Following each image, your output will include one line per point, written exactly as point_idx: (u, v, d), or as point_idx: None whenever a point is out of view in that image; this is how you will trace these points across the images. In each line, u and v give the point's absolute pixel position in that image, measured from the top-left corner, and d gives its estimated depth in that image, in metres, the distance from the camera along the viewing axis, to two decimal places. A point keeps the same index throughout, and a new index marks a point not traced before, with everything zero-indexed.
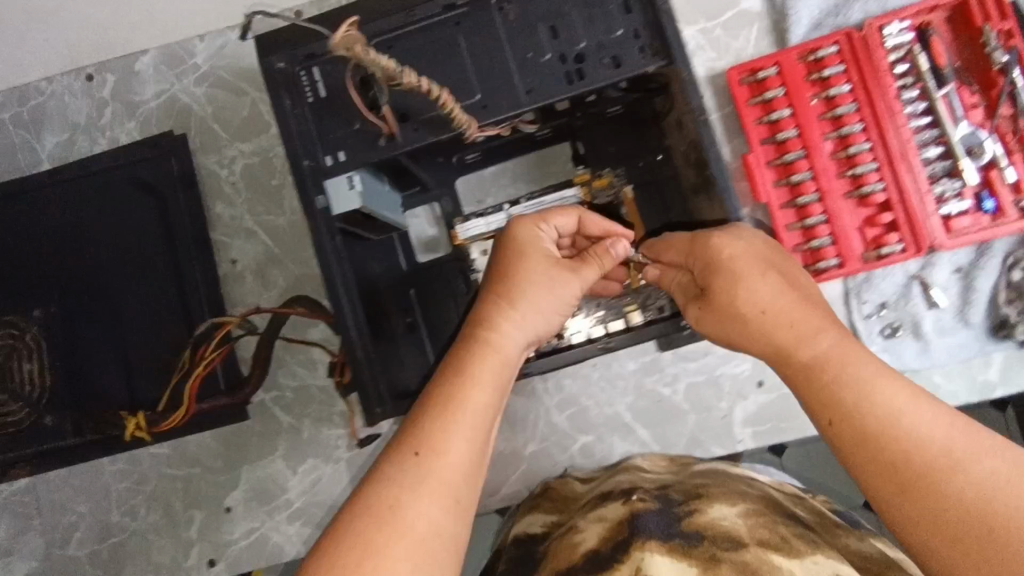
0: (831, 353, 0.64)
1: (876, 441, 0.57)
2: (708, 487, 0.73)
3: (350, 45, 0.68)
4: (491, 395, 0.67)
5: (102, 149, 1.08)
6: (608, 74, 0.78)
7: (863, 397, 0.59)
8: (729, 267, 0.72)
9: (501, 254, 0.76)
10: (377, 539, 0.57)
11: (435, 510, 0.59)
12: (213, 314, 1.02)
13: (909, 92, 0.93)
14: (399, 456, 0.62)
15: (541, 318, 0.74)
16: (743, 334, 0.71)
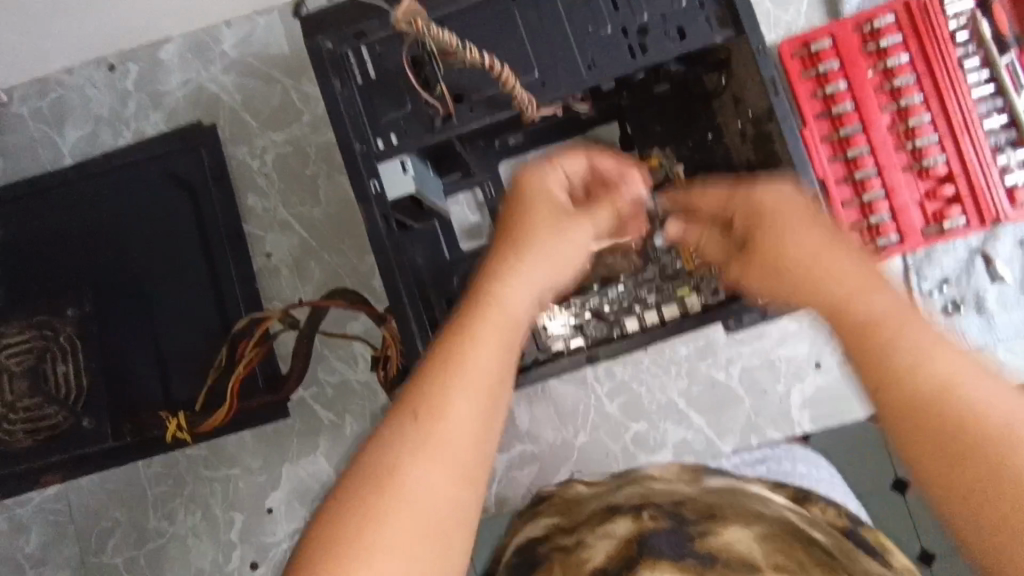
0: (890, 315, 0.48)
1: (941, 414, 0.42)
2: (723, 508, 0.69)
3: (413, 17, 0.65)
4: (501, 355, 0.53)
5: (127, 142, 1.04)
6: (673, 47, 0.75)
7: (911, 367, 0.45)
8: (767, 214, 0.62)
9: (510, 203, 0.66)
10: (371, 518, 0.44)
11: (444, 490, 0.46)
12: (251, 309, 0.99)
13: (971, 61, 0.90)
14: (398, 415, 0.49)
15: (554, 266, 0.62)
16: (790, 285, 0.57)
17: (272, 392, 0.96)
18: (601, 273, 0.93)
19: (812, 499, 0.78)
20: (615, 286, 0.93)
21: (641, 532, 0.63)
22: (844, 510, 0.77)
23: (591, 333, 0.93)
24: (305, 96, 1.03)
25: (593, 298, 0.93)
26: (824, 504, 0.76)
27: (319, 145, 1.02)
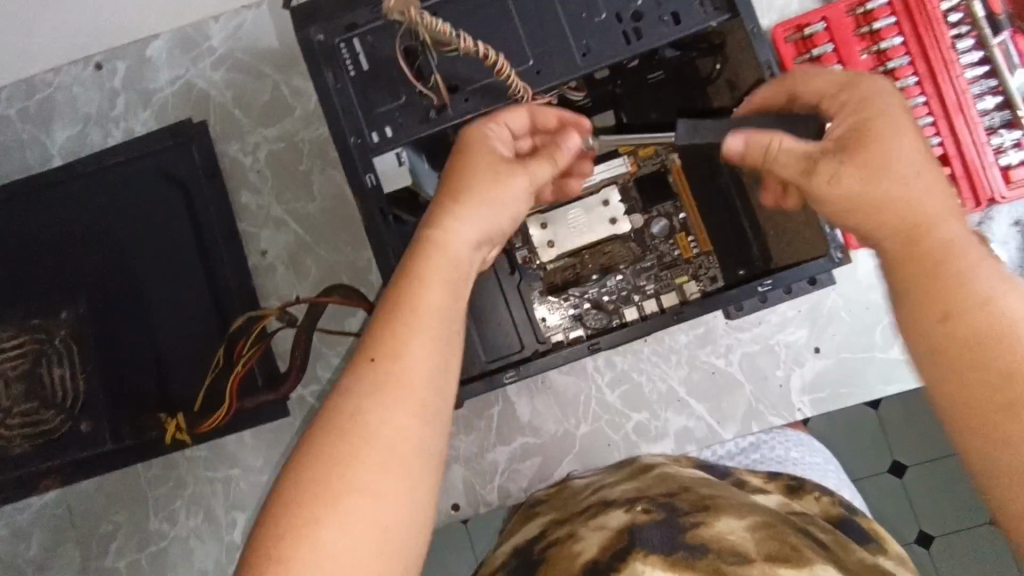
0: (963, 245, 0.54)
1: (1008, 345, 0.48)
2: (717, 498, 0.70)
3: (404, 8, 0.63)
4: (447, 290, 0.57)
5: (117, 141, 1.03)
6: (668, 31, 0.74)
7: (983, 301, 0.50)
8: (882, 111, 0.59)
9: (456, 145, 0.64)
10: (340, 454, 0.50)
11: (403, 421, 0.51)
12: (247, 308, 0.98)
13: (965, 41, 0.90)
14: (356, 363, 0.54)
15: (497, 205, 0.62)
16: (873, 201, 0.57)
17: (269, 391, 0.94)
18: (600, 264, 0.94)
19: (807, 489, 0.81)
20: (613, 275, 0.93)
21: (632, 524, 0.65)
22: (838, 499, 0.80)
23: (591, 323, 0.92)
24: (296, 90, 1.02)
25: (592, 289, 0.94)
26: (819, 494, 0.80)
27: (313, 140, 1.01)
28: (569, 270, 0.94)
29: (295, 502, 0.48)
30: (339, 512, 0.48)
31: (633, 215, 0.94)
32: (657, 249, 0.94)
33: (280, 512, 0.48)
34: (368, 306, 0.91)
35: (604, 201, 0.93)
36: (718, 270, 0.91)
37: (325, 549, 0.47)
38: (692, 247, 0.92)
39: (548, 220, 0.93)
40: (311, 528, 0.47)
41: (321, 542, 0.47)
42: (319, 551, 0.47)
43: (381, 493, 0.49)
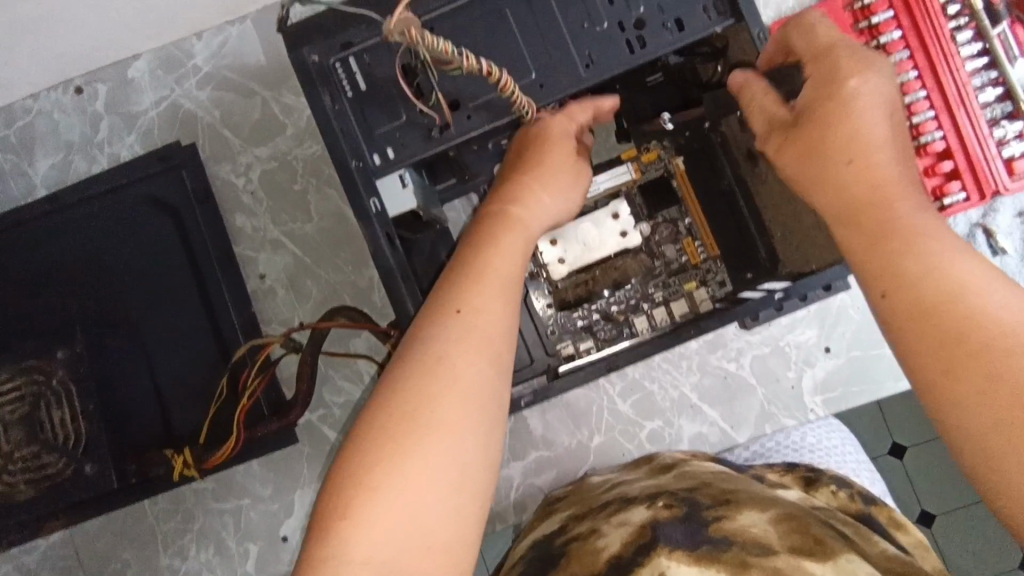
0: (915, 221, 0.55)
1: (944, 315, 0.50)
2: (738, 492, 0.68)
3: (404, 29, 0.61)
4: (516, 261, 0.67)
5: (103, 168, 1.00)
6: (672, 39, 0.72)
7: (928, 271, 0.52)
8: (844, 94, 0.60)
9: (524, 140, 0.75)
10: (429, 391, 0.56)
11: (483, 369, 0.58)
12: (248, 334, 0.95)
13: (964, 34, 0.89)
14: (439, 315, 0.61)
15: (561, 194, 0.74)
16: (821, 182, 0.60)
17: (283, 415, 0.93)
18: (611, 278, 0.93)
19: (823, 482, 0.81)
20: (623, 288, 0.92)
21: (655, 520, 0.63)
22: (856, 491, 0.79)
23: (602, 335, 0.92)
24: (286, 108, 0.99)
25: (601, 302, 0.93)
26: (834, 487, 0.79)
27: (307, 158, 0.98)
28: (581, 286, 0.93)
29: (386, 431, 0.54)
30: (426, 443, 0.54)
31: (640, 223, 0.93)
32: (664, 256, 0.93)
33: (368, 438, 0.54)
34: (373, 325, 0.91)
35: (613, 214, 0.91)
36: (723, 273, 0.91)
37: (412, 474, 0.53)
38: (700, 252, 0.91)
39: (557, 237, 0.91)
40: (401, 456, 0.53)
41: (409, 468, 0.53)
42: (406, 475, 0.53)
43: (461, 431, 0.55)
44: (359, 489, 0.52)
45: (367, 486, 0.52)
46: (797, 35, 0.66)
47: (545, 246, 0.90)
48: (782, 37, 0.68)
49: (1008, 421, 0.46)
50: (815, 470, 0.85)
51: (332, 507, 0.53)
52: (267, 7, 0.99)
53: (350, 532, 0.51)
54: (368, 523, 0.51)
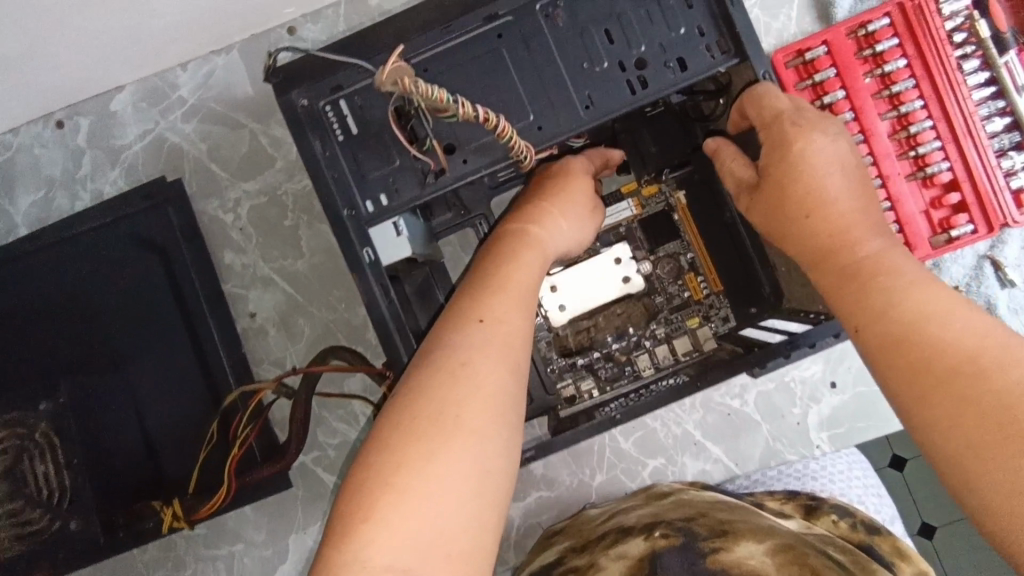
0: (882, 258, 0.62)
1: (912, 345, 0.55)
2: (735, 522, 0.69)
3: (398, 78, 0.59)
4: (532, 278, 0.70)
5: (86, 204, 0.97)
6: (675, 79, 0.69)
7: (893, 302, 0.58)
8: (793, 158, 0.66)
9: (547, 175, 0.83)
10: (452, 393, 0.57)
11: (505, 376, 0.59)
12: (238, 377, 0.93)
13: (971, 62, 0.87)
14: (461, 323, 0.62)
15: (576, 223, 0.81)
16: (791, 233, 0.67)
17: (275, 462, 0.90)
18: (614, 325, 0.91)
19: (823, 511, 0.81)
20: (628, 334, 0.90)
21: (654, 550, 0.66)
22: (858, 519, 0.79)
23: (603, 374, 0.90)
24: (275, 140, 0.96)
25: (604, 350, 0.90)
26: (834, 516, 0.80)
27: (297, 192, 0.95)
28: (583, 333, 0.91)
29: (409, 432, 0.54)
30: (450, 444, 0.54)
31: (641, 260, 0.90)
32: (666, 292, 0.90)
33: (392, 440, 0.54)
34: (369, 368, 0.88)
35: (615, 259, 0.90)
36: (728, 308, 0.87)
37: (436, 475, 0.53)
38: (703, 288, 0.89)
39: (557, 282, 0.90)
40: (425, 457, 0.53)
41: (432, 468, 0.53)
42: (430, 476, 0.52)
43: (483, 434, 0.55)
44: (382, 491, 0.52)
45: (390, 487, 0.52)
46: (756, 101, 0.69)
47: (545, 291, 0.90)
48: (737, 105, 0.71)
49: (980, 442, 0.49)
50: (816, 499, 0.84)
51: (352, 509, 0.52)
52: (254, 36, 0.95)
53: (371, 533, 0.50)
54: (391, 524, 0.50)
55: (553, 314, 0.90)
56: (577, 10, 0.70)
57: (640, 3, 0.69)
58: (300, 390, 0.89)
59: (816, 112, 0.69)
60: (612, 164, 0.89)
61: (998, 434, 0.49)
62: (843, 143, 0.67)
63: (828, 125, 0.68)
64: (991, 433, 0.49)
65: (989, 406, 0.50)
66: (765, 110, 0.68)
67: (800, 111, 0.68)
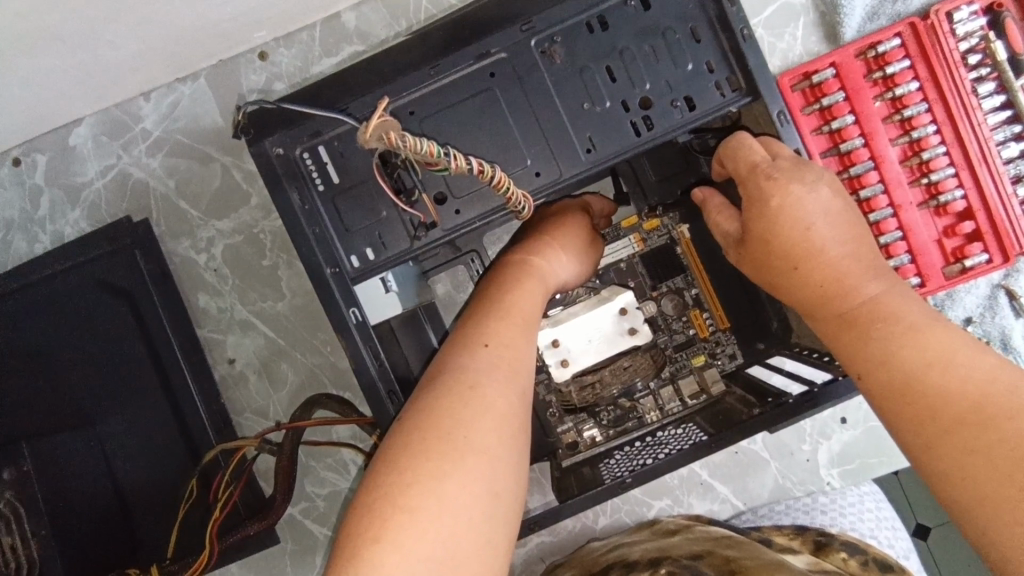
0: (881, 302, 0.56)
1: (916, 393, 0.50)
2: (742, 560, 0.62)
3: (384, 132, 0.55)
4: (534, 307, 0.64)
5: (46, 247, 0.91)
6: (682, 119, 0.64)
7: (892, 349, 0.53)
8: (770, 215, 0.59)
9: (549, 216, 0.79)
10: (463, 414, 0.49)
11: (516, 401, 0.53)
12: (217, 428, 0.88)
13: (986, 85, 0.83)
14: (468, 347, 0.56)
15: (577, 258, 0.75)
16: (784, 280, 0.60)
17: (260, 520, 0.85)
18: (621, 380, 0.84)
19: (834, 547, 0.77)
20: (634, 390, 0.84)
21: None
22: (871, 556, 0.74)
23: (606, 420, 0.84)
24: (249, 175, 0.89)
25: (608, 403, 0.84)
26: (846, 555, 0.75)
27: (274, 230, 0.89)
28: (588, 389, 0.84)
29: (417, 451, 0.47)
30: (464, 466, 0.47)
31: (645, 301, 0.85)
32: (670, 332, 0.85)
33: (401, 459, 0.47)
34: (358, 418, 0.83)
35: (621, 309, 0.83)
36: (734, 345, 0.83)
37: (447, 499, 0.45)
38: (708, 325, 0.83)
39: (559, 336, 0.83)
40: (436, 478, 0.45)
41: (445, 490, 0.45)
42: (444, 498, 0.45)
43: (496, 456, 0.48)
44: (389, 513, 0.44)
45: (399, 509, 0.44)
46: (735, 152, 0.64)
47: (547, 348, 0.83)
48: (722, 154, 0.65)
49: (993, 496, 0.45)
50: (825, 534, 0.80)
51: (354, 534, 0.44)
52: (222, 62, 0.88)
53: (380, 558, 0.42)
54: (402, 547, 0.42)
55: (557, 368, 0.82)
56: (576, 46, 0.64)
57: (643, 37, 0.64)
58: (284, 446, 0.84)
59: (793, 160, 0.60)
60: (605, 211, 0.85)
61: (1011, 486, 0.44)
62: (825, 192, 0.59)
63: (806, 172, 0.59)
64: (1003, 485, 0.44)
65: (999, 456, 0.45)
66: (742, 164, 0.63)
67: (776, 161, 0.61)
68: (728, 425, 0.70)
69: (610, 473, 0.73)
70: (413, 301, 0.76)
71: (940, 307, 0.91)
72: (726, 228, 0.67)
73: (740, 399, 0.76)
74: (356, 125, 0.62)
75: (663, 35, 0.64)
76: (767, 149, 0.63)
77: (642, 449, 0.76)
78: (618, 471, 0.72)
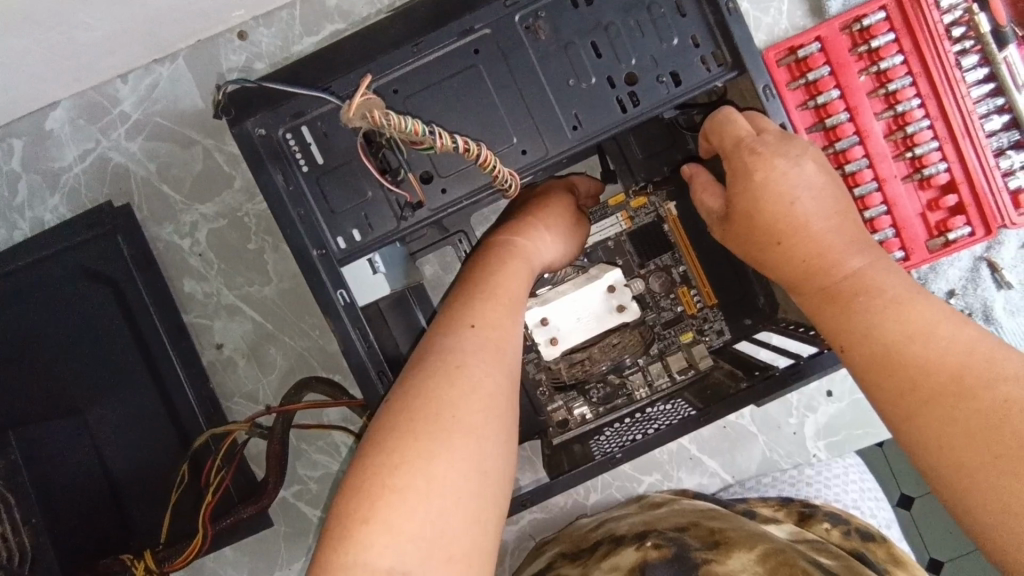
0: (865, 275, 0.56)
1: (897, 365, 0.51)
2: (728, 530, 0.63)
3: (368, 110, 0.55)
4: (520, 287, 0.64)
5: (26, 234, 0.90)
6: (668, 95, 0.64)
7: (874, 323, 0.53)
8: (755, 188, 0.59)
9: (534, 197, 0.79)
10: (450, 394, 0.49)
11: (503, 380, 0.53)
12: (206, 414, 0.88)
13: (969, 58, 0.83)
14: (455, 328, 0.56)
15: (563, 237, 0.75)
16: (772, 254, 0.61)
17: (252, 503, 0.85)
18: (609, 356, 0.84)
19: (818, 517, 0.78)
20: (624, 369, 0.85)
21: (645, 563, 0.60)
22: (853, 527, 0.76)
23: (595, 397, 0.85)
24: (232, 157, 0.88)
25: (598, 381, 0.85)
26: (828, 525, 0.76)
27: (259, 214, 0.88)
28: (577, 366, 0.85)
29: (405, 432, 0.47)
30: (452, 446, 0.47)
31: (633, 278, 0.85)
32: (657, 309, 0.85)
33: (389, 441, 0.47)
34: (347, 401, 0.83)
35: (609, 287, 0.82)
36: (723, 321, 0.83)
37: (437, 479, 0.45)
38: (696, 301, 0.84)
39: (548, 315, 0.82)
40: (425, 458, 0.46)
41: (435, 470, 0.45)
42: (433, 478, 0.45)
43: (485, 436, 0.49)
44: (378, 493, 0.44)
45: (389, 489, 0.44)
46: (721, 126, 0.64)
47: (535, 326, 0.82)
48: (707, 126, 0.65)
49: (967, 463, 0.45)
50: (810, 505, 0.81)
51: (344, 515, 0.44)
52: (201, 42, 0.86)
53: (371, 539, 0.42)
54: (393, 527, 0.43)
55: (546, 347, 0.82)
56: (561, 21, 0.64)
57: (628, 11, 0.63)
58: (274, 430, 0.83)
59: (779, 135, 0.61)
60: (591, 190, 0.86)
61: (986, 454, 0.44)
62: (809, 166, 0.59)
63: (792, 147, 0.60)
64: (978, 452, 0.45)
65: (976, 426, 0.46)
66: (728, 137, 0.63)
67: (762, 135, 0.61)
68: (717, 399, 0.71)
69: (601, 450, 0.73)
70: (402, 283, 0.76)
71: (923, 280, 0.92)
72: (710, 204, 0.67)
73: (728, 373, 0.77)
74: (338, 104, 0.61)
75: (649, 9, 0.63)
76: (754, 124, 0.63)
77: (633, 425, 0.77)
78: (609, 447, 0.73)
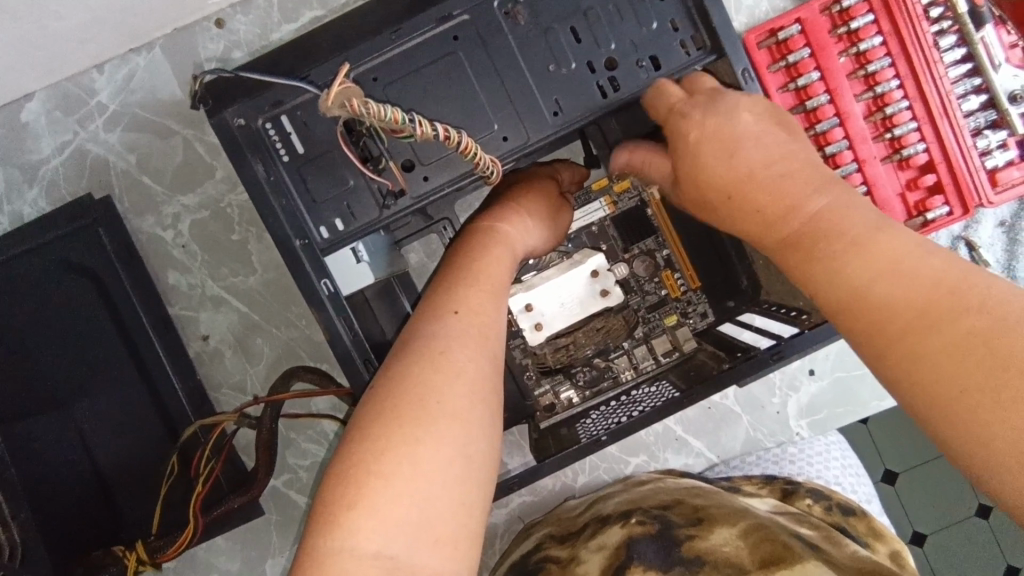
0: (824, 214, 0.53)
1: (863, 307, 0.47)
2: (709, 507, 0.64)
3: (346, 100, 0.55)
4: (501, 271, 0.64)
5: (5, 228, 0.89)
6: (648, 80, 0.64)
7: (835, 266, 0.49)
8: (695, 152, 0.62)
9: (515, 183, 0.79)
10: (433, 380, 0.50)
11: (485, 365, 0.54)
12: (193, 406, 0.88)
13: (947, 38, 0.84)
14: (439, 315, 0.56)
15: (546, 224, 0.75)
16: (734, 208, 0.59)
17: (242, 493, 0.85)
18: (595, 341, 0.86)
19: (799, 494, 0.79)
20: (609, 352, 0.86)
21: (630, 539, 0.61)
22: (834, 502, 0.77)
23: (581, 381, 0.86)
24: (212, 147, 0.87)
25: (585, 363, 0.86)
26: (809, 501, 0.77)
27: (241, 204, 0.88)
28: (562, 351, 0.86)
29: (389, 419, 0.47)
30: (435, 430, 0.47)
31: (617, 262, 0.86)
32: (640, 289, 0.86)
33: (374, 428, 0.47)
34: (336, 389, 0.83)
35: (592, 272, 0.84)
36: (706, 303, 0.84)
37: (423, 464, 0.46)
38: (680, 285, 0.84)
39: (531, 301, 0.84)
40: (410, 444, 0.46)
41: (420, 455, 0.46)
42: (418, 463, 0.46)
43: (468, 419, 0.49)
44: (364, 480, 0.45)
45: (374, 475, 0.45)
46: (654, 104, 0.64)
47: (520, 312, 0.84)
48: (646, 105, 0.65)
49: (935, 394, 0.42)
50: (793, 483, 0.83)
51: (331, 502, 0.44)
52: (177, 31, 0.85)
53: (357, 523, 0.43)
54: (378, 511, 0.43)
55: (530, 331, 0.84)
56: (540, 6, 0.63)
57: None
58: (263, 420, 0.84)
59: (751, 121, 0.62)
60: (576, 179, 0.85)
61: (952, 389, 0.41)
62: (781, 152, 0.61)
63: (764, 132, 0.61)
64: (945, 386, 0.41)
65: (944, 358, 0.42)
66: (660, 108, 0.64)
67: (691, 98, 0.62)
68: (700, 382, 0.72)
69: (587, 432, 0.75)
70: (388, 271, 0.76)
71: None
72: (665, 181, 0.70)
73: (711, 355, 0.78)
74: (317, 93, 0.61)
75: None
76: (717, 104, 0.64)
77: (618, 408, 0.79)
78: (593, 431, 0.74)
